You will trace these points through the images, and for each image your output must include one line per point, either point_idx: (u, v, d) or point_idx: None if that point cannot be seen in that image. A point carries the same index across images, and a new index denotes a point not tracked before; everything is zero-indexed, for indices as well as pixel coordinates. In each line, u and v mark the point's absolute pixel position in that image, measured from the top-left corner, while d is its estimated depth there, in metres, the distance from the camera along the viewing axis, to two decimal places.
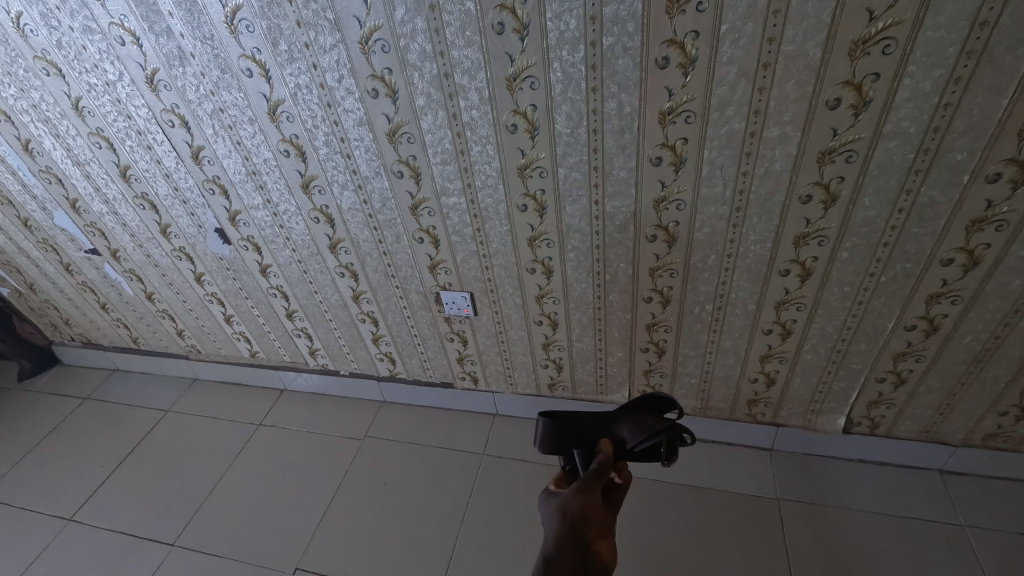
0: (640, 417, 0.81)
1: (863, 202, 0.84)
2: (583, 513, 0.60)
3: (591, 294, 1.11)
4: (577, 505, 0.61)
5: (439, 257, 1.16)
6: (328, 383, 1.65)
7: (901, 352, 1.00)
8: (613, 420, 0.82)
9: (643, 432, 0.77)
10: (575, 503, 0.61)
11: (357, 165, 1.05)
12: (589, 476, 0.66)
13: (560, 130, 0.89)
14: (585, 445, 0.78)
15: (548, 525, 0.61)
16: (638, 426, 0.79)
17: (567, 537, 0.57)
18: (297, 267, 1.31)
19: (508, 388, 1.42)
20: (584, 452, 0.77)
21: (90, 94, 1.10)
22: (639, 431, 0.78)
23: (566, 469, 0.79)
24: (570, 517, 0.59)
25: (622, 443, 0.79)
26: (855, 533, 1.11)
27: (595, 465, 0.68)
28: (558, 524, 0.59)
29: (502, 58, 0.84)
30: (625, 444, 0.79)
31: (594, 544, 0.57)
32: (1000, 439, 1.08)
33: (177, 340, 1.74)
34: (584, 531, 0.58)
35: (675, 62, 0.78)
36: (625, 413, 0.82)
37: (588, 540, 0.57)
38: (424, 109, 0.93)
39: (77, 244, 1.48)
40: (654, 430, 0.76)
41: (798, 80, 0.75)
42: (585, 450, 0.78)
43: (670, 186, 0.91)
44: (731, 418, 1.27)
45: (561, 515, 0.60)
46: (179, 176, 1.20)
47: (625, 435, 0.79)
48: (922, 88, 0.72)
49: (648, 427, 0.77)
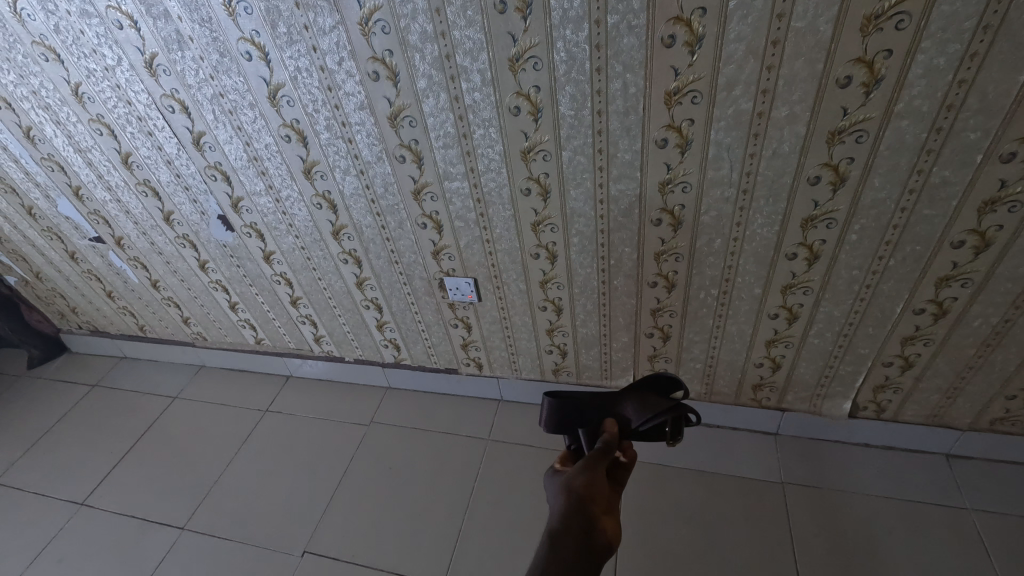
0: (645, 398, 1.05)
1: (929, 182, 1.02)
2: (586, 491, 0.74)
3: (721, 242, 1.25)
4: (582, 483, 0.75)
5: (547, 213, 1.32)
6: (431, 362, 1.90)
7: (948, 275, 1.13)
8: (619, 400, 1.07)
9: (647, 413, 1.01)
10: (580, 481, 0.76)
11: (468, 127, 1.22)
12: (597, 457, 0.83)
13: (716, 115, 1.05)
14: (589, 427, 1.00)
15: (555, 501, 0.76)
16: (641, 407, 1.04)
17: (574, 514, 0.70)
18: (378, 233, 1.53)
19: (597, 351, 1.60)
20: (588, 433, 0.99)
21: (221, 43, 1.22)
22: (643, 413, 1.02)
23: (574, 448, 1.02)
24: (575, 493, 0.74)
25: (628, 423, 1.03)
26: (858, 511, 1.43)
27: (603, 446, 0.87)
28: (563, 498, 0.74)
29: (661, 39, 0.98)
30: (630, 423, 1.03)
31: (599, 523, 0.70)
32: (1017, 402, 1.31)
33: (286, 313, 1.95)
34: (586, 509, 0.71)
35: (760, 42, 0.95)
36: (632, 394, 1.08)
37: (593, 520, 0.70)
38: (552, 35, 1.03)
39: (201, 211, 1.67)
40: (659, 410, 1.00)
41: (911, 50, 0.89)
42: (588, 431, 0.99)
43: (823, 182, 1.08)
44: (804, 379, 1.47)
45: (566, 492, 0.74)
46: (252, 125, 1.37)
47: (631, 414, 1.04)
48: (994, 93, 0.89)
49: (652, 408, 1.01)
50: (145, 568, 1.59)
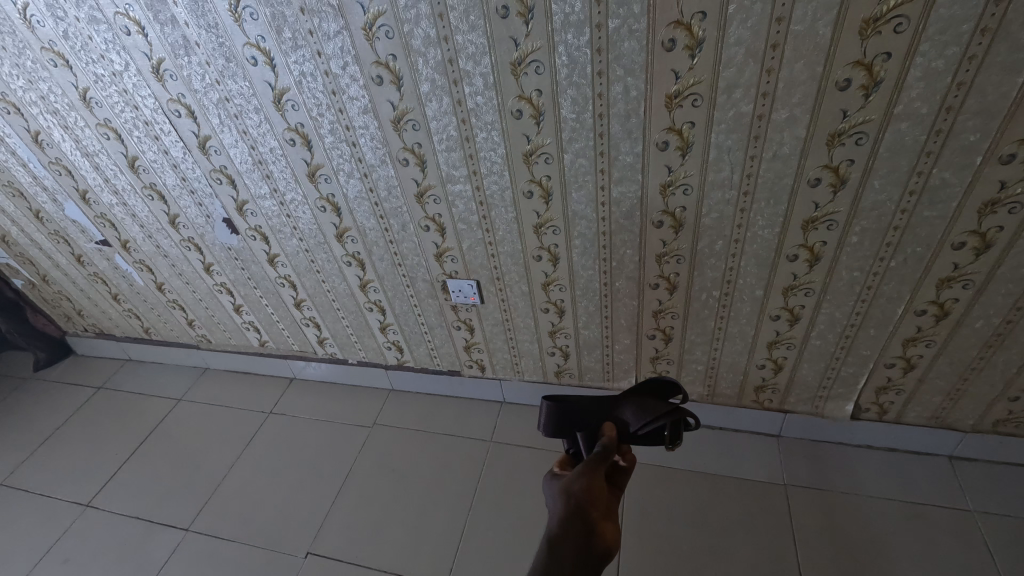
0: (643, 399, 0.79)
1: (873, 184, 0.83)
2: (587, 495, 0.60)
3: (597, 282, 1.11)
4: (580, 487, 0.60)
5: (445, 246, 1.16)
6: (338, 372, 1.66)
7: (911, 337, 1.00)
8: (616, 402, 0.81)
9: (646, 416, 0.75)
10: (579, 485, 0.61)
11: (363, 153, 1.05)
12: (594, 459, 0.66)
13: (565, 115, 0.89)
14: (589, 428, 0.78)
15: (553, 505, 0.61)
16: (641, 409, 0.77)
17: (570, 519, 0.57)
18: (304, 256, 1.31)
19: (515, 376, 1.43)
20: (587, 436, 0.77)
21: (97, 85, 1.11)
22: (642, 415, 0.75)
23: (571, 452, 0.79)
24: (573, 499, 0.59)
25: (625, 427, 0.77)
26: (857, 517, 1.11)
27: (598, 449, 0.69)
28: (562, 504, 0.59)
29: (507, 42, 0.83)
30: (628, 428, 0.77)
31: (599, 526, 0.57)
32: (1010, 425, 1.08)
33: (188, 330, 1.76)
34: (589, 512, 0.58)
35: (682, 44, 0.77)
36: (630, 396, 0.80)
37: (592, 522, 0.57)
38: (429, 96, 0.93)
39: (88, 235, 1.50)
40: (658, 414, 0.73)
41: (808, 60, 0.74)
42: (588, 433, 0.77)
43: (677, 171, 0.90)
44: (738, 404, 1.27)
45: (564, 496, 0.60)
46: (186, 167, 1.21)
47: (629, 418, 0.77)
48: (935, 67, 0.70)
49: (652, 411, 0.75)
50: (15, 571, 1.31)
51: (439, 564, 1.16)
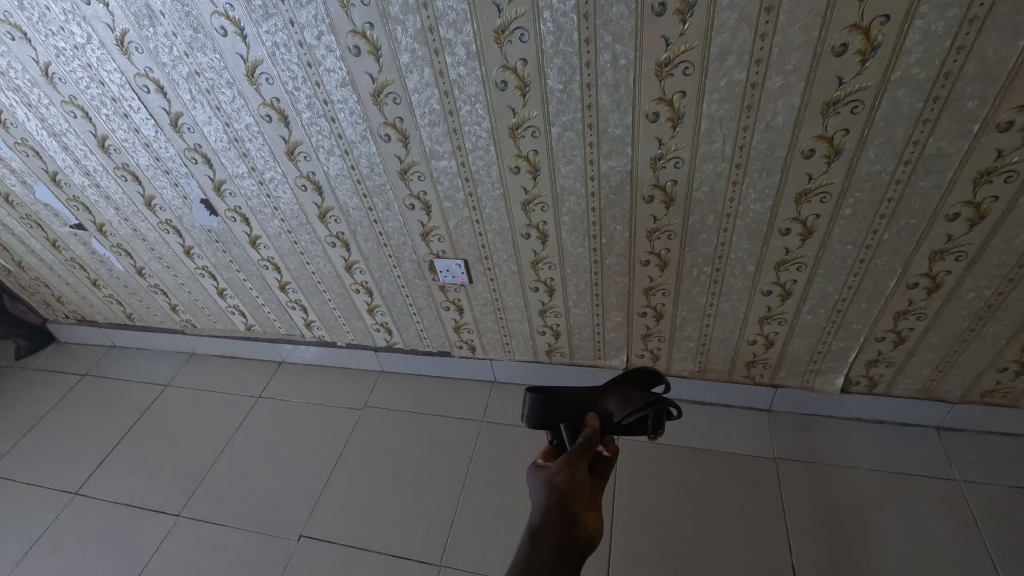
0: (625, 390, 0.79)
1: (868, 155, 0.81)
2: (569, 487, 0.58)
3: (587, 259, 1.09)
4: (563, 478, 0.59)
5: (432, 225, 1.13)
6: (327, 355, 1.64)
7: (903, 310, 0.99)
8: (598, 392, 0.80)
9: (630, 407, 0.75)
10: (561, 477, 0.60)
11: (343, 129, 1.01)
12: (577, 449, 0.64)
13: (552, 86, 0.85)
14: (572, 418, 0.77)
15: (536, 499, 0.60)
16: (624, 400, 0.78)
17: (552, 512, 0.56)
18: (287, 238, 1.28)
19: (506, 356, 1.42)
20: (570, 427, 0.76)
21: (59, 59, 1.05)
22: (626, 406, 0.76)
23: (553, 444, 0.77)
24: (556, 491, 0.58)
25: (608, 417, 0.77)
26: (845, 490, 1.13)
27: (584, 438, 0.66)
28: (545, 498, 0.58)
29: (490, 8, 0.79)
30: (611, 418, 0.77)
31: (580, 516, 0.55)
32: (998, 396, 1.08)
33: (171, 315, 1.72)
34: (571, 504, 0.57)
35: (672, 8, 0.74)
36: (612, 387, 0.80)
37: (574, 513, 0.56)
38: (409, 67, 0.89)
39: (62, 219, 1.45)
40: (642, 404, 0.74)
41: (803, 24, 0.71)
42: (571, 424, 0.76)
43: (667, 144, 0.88)
44: (729, 379, 1.27)
45: (547, 489, 0.58)
46: (158, 145, 1.16)
47: (612, 408, 0.77)
48: (934, 30, 0.68)
49: (635, 402, 0.76)
50: (5, 559, 1.30)
51: (431, 545, 1.17)
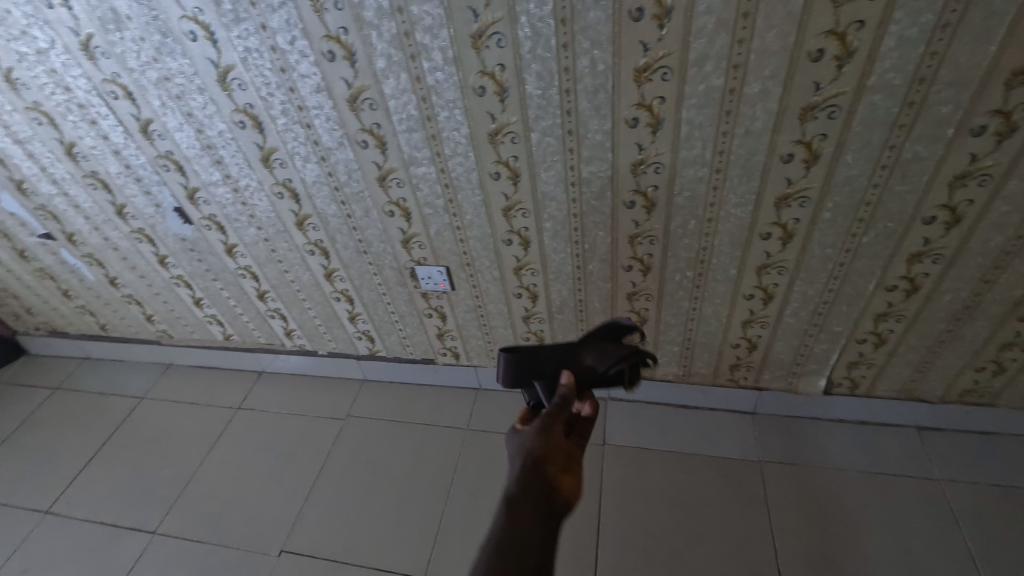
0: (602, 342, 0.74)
1: (846, 160, 0.81)
2: (545, 451, 0.58)
3: (570, 265, 1.08)
4: (538, 444, 0.58)
5: (412, 231, 1.11)
6: (308, 364, 1.61)
7: (882, 313, 1.00)
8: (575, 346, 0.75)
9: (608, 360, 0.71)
10: (536, 443, 0.59)
11: (319, 135, 0.99)
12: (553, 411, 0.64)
13: (530, 92, 0.84)
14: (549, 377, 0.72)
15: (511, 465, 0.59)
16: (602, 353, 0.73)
17: (528, 475, 0.55)
18: (264, 246, 1.25)
19: (490, 363, 1.40)
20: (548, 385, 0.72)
21: (22, 64, 1.02)
22: (604, 359, 0.71)
23: (531, 404, 0.76)
24: (531, 456, 0.57)
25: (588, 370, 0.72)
26: (829, 491, 1.13)
27: (557, 399, 0.66)
28: (519, 462, 0.57)
29: (466, 13, 0.78)
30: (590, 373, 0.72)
31: (557, 480, 0.55)
32: (976, 395, 1.10)
33: (146, 326, 1.67)
34: (547, 469, 0.56)
35: (650, 14, 0.73)
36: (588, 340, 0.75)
37: (550, 477, 0.55)
38: (386, 73, 0.87)
39: (29, 229, 1.40)
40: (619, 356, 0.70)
41: (780, 30, 0.71)
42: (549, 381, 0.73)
43: (647, 149, 0.87)
44: (713, 383, 1.27)
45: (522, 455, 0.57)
46: (128, 153, 1.12)
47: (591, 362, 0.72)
48: (908, 36, 0.68)
49: (612, 355, 0.71)
50: None
51: (415, 557, 1.14)
